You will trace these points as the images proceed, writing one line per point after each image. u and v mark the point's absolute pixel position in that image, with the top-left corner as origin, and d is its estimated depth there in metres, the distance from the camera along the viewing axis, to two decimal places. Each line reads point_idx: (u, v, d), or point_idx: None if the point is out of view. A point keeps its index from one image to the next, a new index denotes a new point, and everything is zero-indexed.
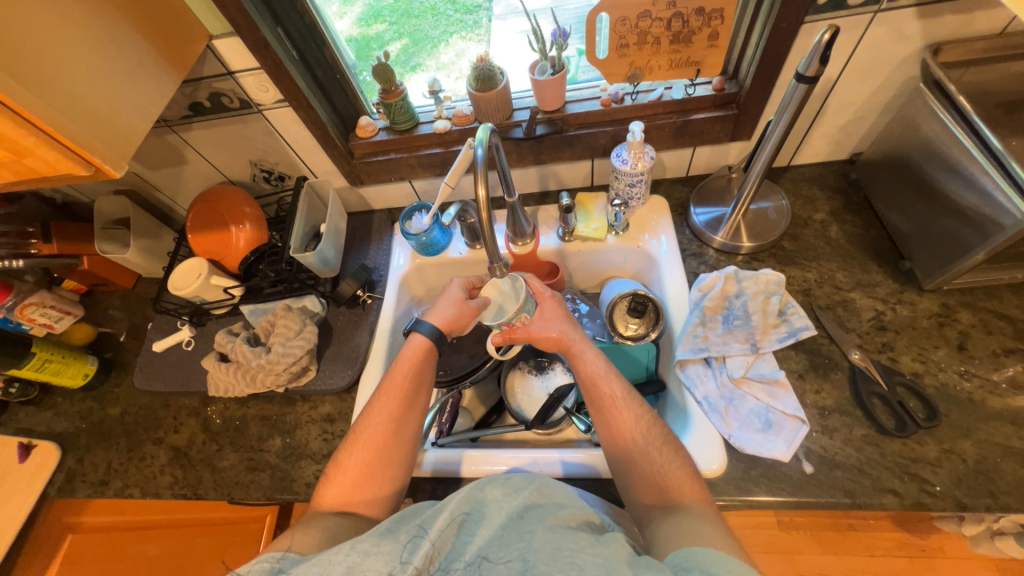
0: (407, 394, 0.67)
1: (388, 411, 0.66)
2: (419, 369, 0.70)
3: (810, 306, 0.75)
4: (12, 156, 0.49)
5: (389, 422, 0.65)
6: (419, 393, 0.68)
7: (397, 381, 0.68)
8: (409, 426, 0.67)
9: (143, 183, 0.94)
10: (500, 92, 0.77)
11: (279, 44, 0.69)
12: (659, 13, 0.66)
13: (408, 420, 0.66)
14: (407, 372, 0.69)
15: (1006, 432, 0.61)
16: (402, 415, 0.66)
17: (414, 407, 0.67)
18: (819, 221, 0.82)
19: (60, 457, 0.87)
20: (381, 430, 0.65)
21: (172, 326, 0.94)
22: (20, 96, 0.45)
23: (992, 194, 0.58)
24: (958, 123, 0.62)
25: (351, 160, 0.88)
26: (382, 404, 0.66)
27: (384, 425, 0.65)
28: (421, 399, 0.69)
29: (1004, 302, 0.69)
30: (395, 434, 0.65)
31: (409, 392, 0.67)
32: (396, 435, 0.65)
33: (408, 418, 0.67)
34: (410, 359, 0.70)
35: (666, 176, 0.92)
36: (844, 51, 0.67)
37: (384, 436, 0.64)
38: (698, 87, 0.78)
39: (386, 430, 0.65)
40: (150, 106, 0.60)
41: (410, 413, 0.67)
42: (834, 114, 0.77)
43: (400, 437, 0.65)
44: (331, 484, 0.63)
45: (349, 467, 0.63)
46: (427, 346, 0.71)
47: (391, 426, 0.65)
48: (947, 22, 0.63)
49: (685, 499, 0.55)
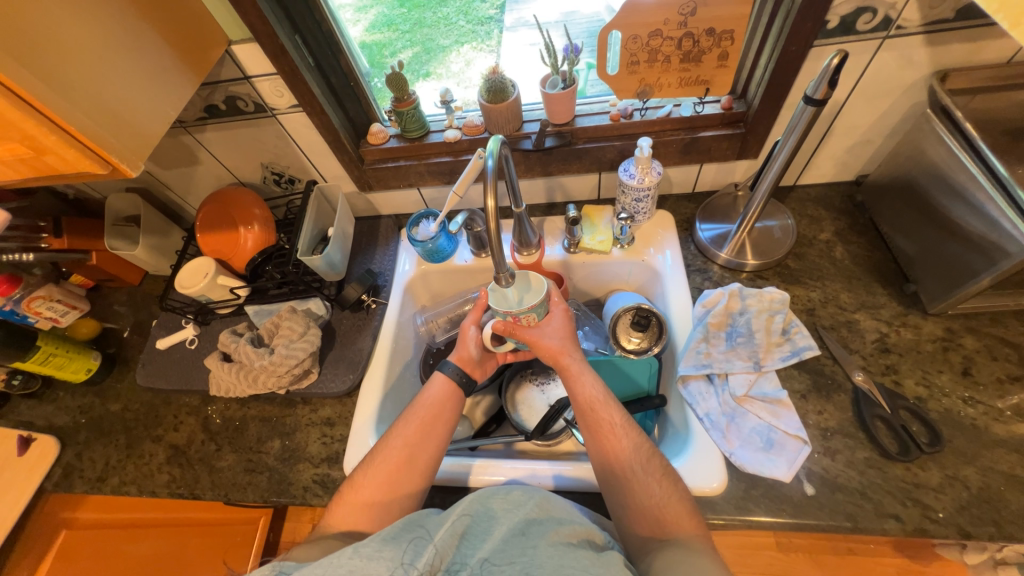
0: (429, 426, 0.67)
1: (407, 438, 0.66)
2: (443, 404, 0.70)
3: (814, 325, 0.75)
4: (32, 153, 0.50)
5: (405, 448, 0.65)
6: (440, 426, 0.68)
7: (422, 412, 0.69)
8: (427, 457, 0.66)
9: (156, 181, 0.95)
10: (511, 104, 0.78)
11: (296, 50, 0.71)
12: (670, 32, 0.67)
13: (425, 448, 0.66)
14: (432, 404, 0.69)
15: (1010, 460, 0.60)
16: (420, 444, 0.66)
17: (433, 438, 0.67)
18: (824, 241, 0.83)
19: (59, 452, 0.87)
20: (397, 456, 0.64)
21: (177, 324, 0.94)
22: (42, 94, 0.46)
23: (998, 221, 0.58)
24: (964, 149, 0.62)
25: (361, 166, 0.89)
26: (402, 431, 0.67)
27: (400, 451, 0.65)
28: (442, 434, 0.68)
29: (1010, 328, 0.69)
30: (411, 463, 0.64)
31: (431, 423, 0.68)
32: (412, 464, 0.64)
33: (427, 449, 0.66)
34: (433, 394, 0.71)
35: (673, 192, 0.93)
36: (853, 75, 0.68)
37: (399, 462, 0.64)
38: (707, 106, 0.79)
39: (402, 455, 0.65)
40: (168, 107, 0.61)
41: (429, 443, 0.66)
42: (841, 136, 0.78)
43: (416, 465, 0.64)
44: (341, 504, 0.63)
45: (361, 488, 0.63)
46: (449, 385, 0.72)
47: (408, 453, 0.65)
48: (955, 50, 0.64)
49: (681, 531, 0.55)
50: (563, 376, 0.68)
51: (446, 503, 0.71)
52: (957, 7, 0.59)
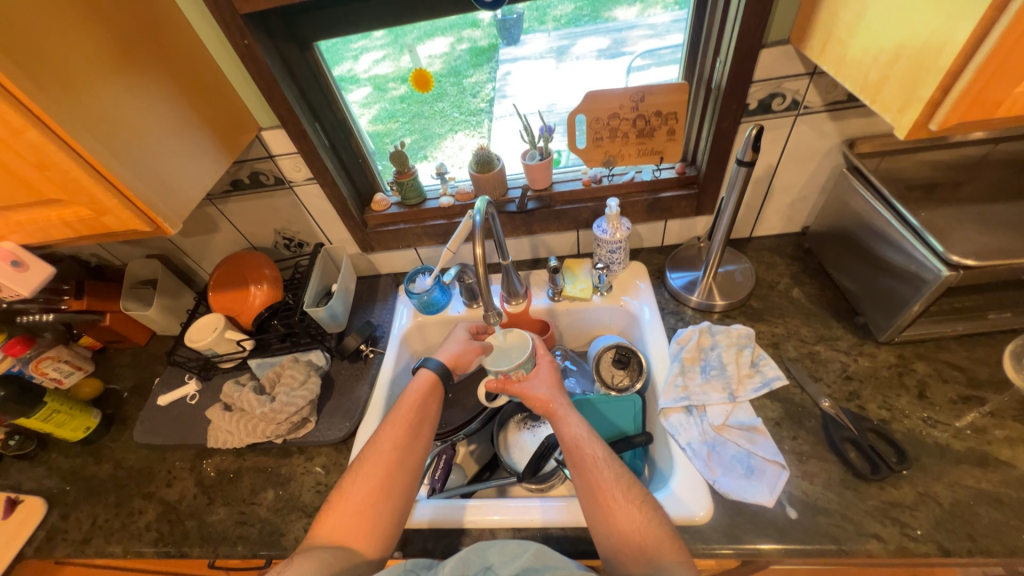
0: (411, 428, 0.70)
1: (392, 441, 0.68)
2: (425, 403, 0.74)
3: (781, 358, 0.81)
4: (93, 214, 0.59)
5: (393, 452, 0.67)
6: (422, 427, 0.71)
7: (403, 412, 0.72)
8: (411, 459, 0.68)
9: (175, 248, 1.05)
10: (497, 173, 0.91)
11: (315, 134, 0.84)
12: (626, 115, 0.81)
13: (411, 451, 0.69)
14: (413, 404, 0.73)
15: (974, 475, 0.64)
16: (407, 447, 0.69)
17: (418, 440, 0.70)
18: (782, 284, 0.92)
19: (45, 513, 0.86)
20: (385, 460, 0.66)
21: (180, 380, 0.98)
22: (113, 167, 0.56)
23: (914, 255, 0.68)
24: (877, 199, 0.74)
25: (365, 230, 0.99)
26: (389, 433, 0.69)
27: (388, 454, 0.67)
28: (423, 434, 0.71)
29: (954, 353, 0.76)
30: (397, 465, 0.67)
31: (415, 424, 0.71)
32: (397, 467, 0.67)
33: (411, 450, 0.69)
34: (415, 391, 0.74)
35: (644, 246, 1.04)
36: (779, 144, 0.82)
37: (387, 466, 0.66)
38: (664, 171, 0.93)
39: (389, 459, 0.67)
40: (206, 180, 0.72)
41: (413, 444, 0.69)
42: (780, 194, 0.91)
43: (402, 468, 0.67)
44: (331, 513, 0.63)
45: (350, 495, 0.64)
46: (433, 382, 0.76)
47: (394, 455, 0.67)
48: (856, 123, 0.79)
49: (663, 559, 0.56)
50: (552, 421, 0.72)
51: (440, 548, 0.70)
52: (848, 92, 0.75)
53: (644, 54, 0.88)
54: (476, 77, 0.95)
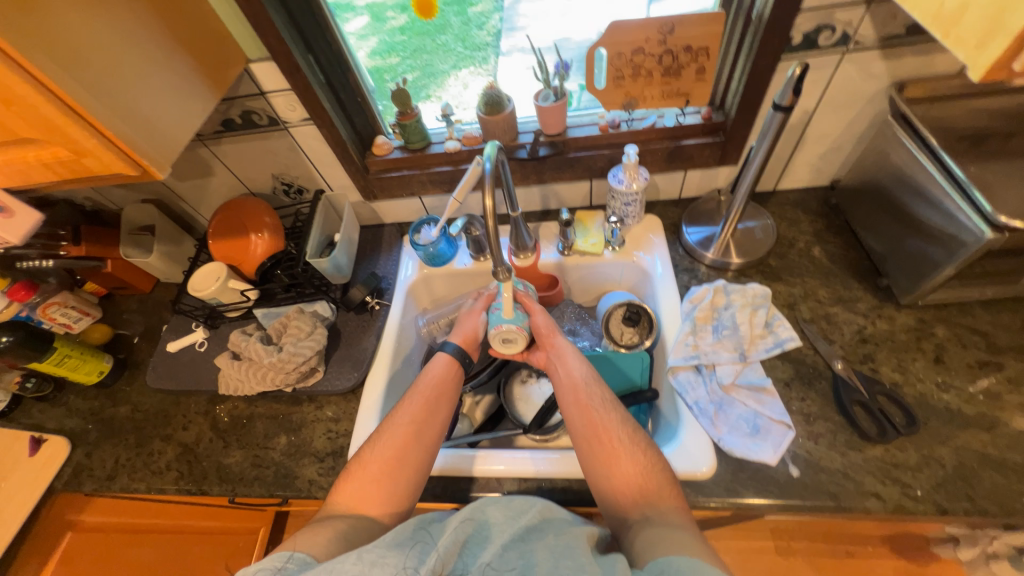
0: (432, 401, 0.70)
1: (412, 413, 0.68)
2: (445, 384, 0.73)
3: (796, 319, 0.79)
4: (73, 156, 0.55)
5: (412, 424, 0.67)
6: (442, 403, 0.71)
7: (423, 390, 0.71)
8: (431, 431, 0.68)
9: (170, 192, 1.01)
10: (507, 115, 0.84)
11: (309, 68, 0.77)
12: (652, 50, 0.73)
13: (431, 425, 0.68)
14: (433, 381, 0.73)
15: (982, 440, 0.64)
16: (426, 420, 0.68)
17: (438, 417, 0.70)
18: (803, 242, 0.88)
19: (70, 452, 0.89)
20: (403, 432, 0.66)
21: (187, 327, 0.98)
22: (84, 99, 0.51)
23: (955, 215, 0.63)
24: (922, 151, 0.68)
25: (367, 176, 0.94)
26: (408, 407, 0.69)
27: (406, 427, 0.67)
28: (443, 410, 0.70)
29: (977, 318, 0.73)
30: (417, 436, 0.66)
31: (434, 401, 0.70)
32: (416, 438, 0.66)
33: (431, 422, 0.68)
34: (435, 372, 0.74)
35: (660, 198, 0.99)
36: (819, 86, 0.74)
37: (406, 437, 0.66)
38: (688, 116, 0.86)
39: (408, 431, 0.66)
40: (195, 120, 0.67)
41: (433, 418, 0.69)
42: (812, 144, 0.84)
43: (423, 441, 0.66)
44: (349, 482, 0.63)
45: (368, 465, 0.64)
46: (451, 363, 0.75)
47: (413, 427, 0.67)
48: (909, 62, 0.71)
49: (662, 502, 0.58)
50: (556, 361, 0.74)
51: (448, 493, 0.73)
52: (907, 25, 0.66)
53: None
54: (482, 6, 0.90)
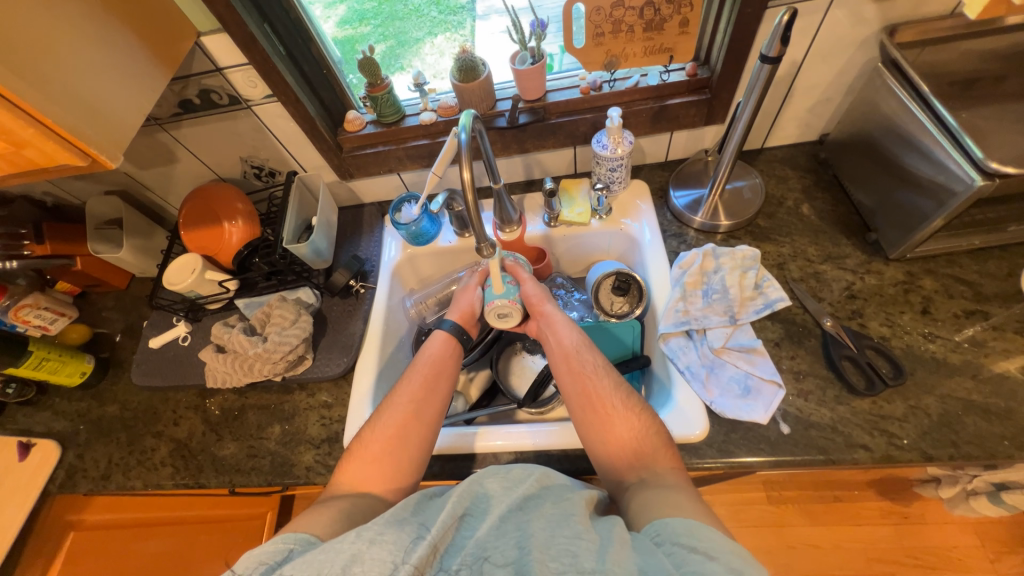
0: (431, 381, 0.69)
1: (411, 394, 0.68)
2: (444, 363, 0.72)
3: (785, 279, 0.79)
4: (11, 147, 0.51)
5: (411, 404, 0.67)
6: (441, 382, 0.70)
7: (421, 370, 0.71)
8: (431, 410, 0.67)
9: (134, 182, 0.95)
10: (483, 82, 0.80)
11: (266, 39, 0.71)
12: (632, 2, 0.69)
13: (431, 402, 0.68)
14: (432, 361, 0.72)
15: (966, 387, 0.65)
16: (426, 400, 0.68)
17: (438, 395, 0.69)
18: (792, 200, 0.86)
19: (61, 455, 0.88)
20: (402, 411, 0.66)
21: (168, 322, 0.95)
22: (16, 86, 0.46)
23: (945, 164, 0.62)
24: (912, 98, 0.66)
25: (340, 154, 0.90)
26: (407, 388, 0.68)
27: (406, 406, 0.66)
28: (443, 389, 0.70)
29: (964, 268, 0.73)
30: (417, 417, 0.66)
31: (433, 379, 0.70)
32: (416, 418, 0.66)
33: (431, 401, 0.68)
34: (433, 351, 0.73)
35: (646, 162, 0.96)
36: (808, 34, 0.71)
37: (405, 415, 0.65)
38: (673, 74, 0.82)
39: (409, 409, 0.66)
40: (143, 101, 0.62)
41: (433, 397, 0.68)
42: (801, 97, 0.81)
43: (425, 419, 0.66)
44: (351, 463, 0.63)
45: (369, 444, 0.64)
46: (449, 340, 0.74)
47: (413, 407, 0.66)
48: (900, 4, 0.68)
49: (658, 463, 0.59)
50: (546, 328, 0.73)
51: (446, 471, 0.74)
52: None
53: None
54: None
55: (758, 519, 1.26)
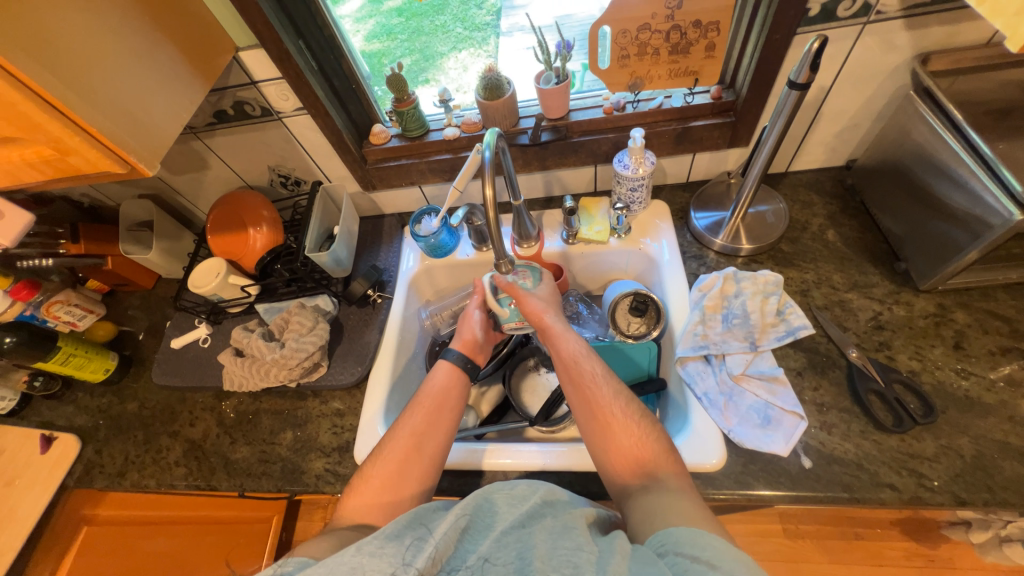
0: (434, 412, 0.69)
1: (413, 425, 0.67)
2: (448, 394, 0.72)
3: (808, 306, 0.77)
4: (57, 154, 0.53)
5: (413, 435, 0.66)
6: (445, 414, 0.70)
7: (425, 402, 0.70)
8: (434, 442, 0.67)
9: (167, 187, 0.99)
10: (507, 100, 0.81)
11: (300, 55, 0.74)
12: (658, 26, 0.69)
13: (433, 435, 0.67)
14: (436, 392, 0.72)
15: (1003, 429, 0.62)
16: (428, 431, 0.67)
17: (441, 427, 0.68)
18: (817, 225, 0.85)
19: (81, 449, 0.90)
20: (405, 443, 0.66)
21: (190, 324, 0.97)
22: (63, 95, 0.49)
23: (981, 195, 0.60)
24: (946, 127, 0.64)
25: (364, 166, 0.92)
26: (410, 419, 0.68)
27: (409, 438, 0.66)
28: (446, 421, 0.69)
29: (1000, 302, 0.70)
30: (418, 449, 0.65)
31: (437, 411, 0.69)
32: (418, 450, 0.65)
33: (434, 433, 0.67)
34: (438, 383, 0.73)
35: (667, 182, 0.95)
36: (837, 60, 0.71)
37: (408, 447, 0.65)
38: (697, 96, 0.82)
39: (412, 442, 0.66)
40: (181, 111, 0.64)
41: (436, 428, 0.68)
42: (828, 122, 0.80)
43: (426, 452, 0.66)
44: (352, 496, 0.63)
45: (371, 476, 0.63)
46: (453, 371, 0.74)
47: (415, 439, 0.66)
48: (934, 32, 0.66)
49: (662, 471, 0.57)
50: (548, 337, 0.72)
51: (454, 487, 0.73)
52: None
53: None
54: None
55: (774, 554, 1.21)
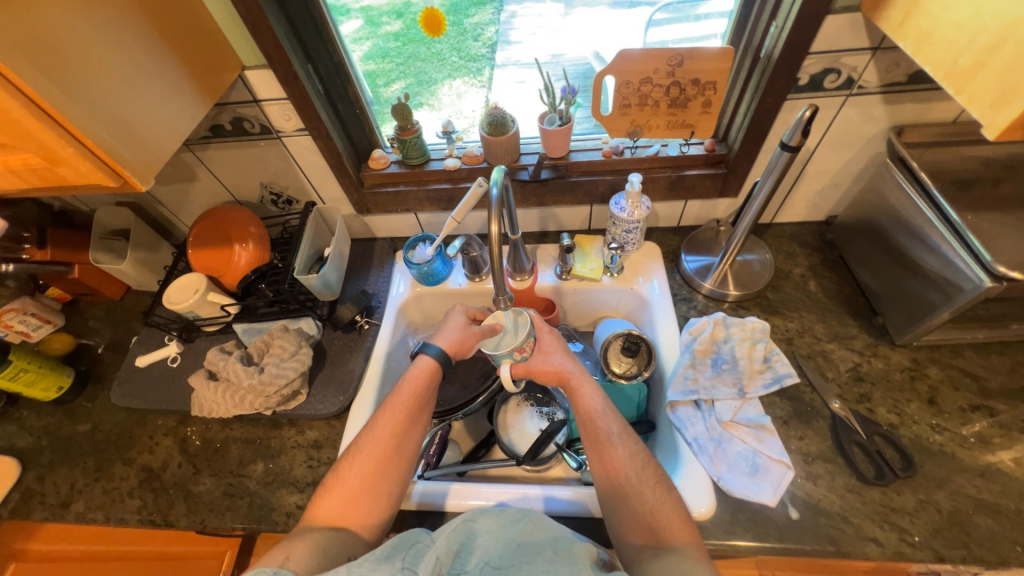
0: (410, 413, 0.66)
1: (390, 429, 0.65)
2: (423, 391, 0.69)
3: (793, 354, 0.79)
4: (45, 163, 0.51)
5: (391, 438, 0.64)
6: (420, 414, 0.68)
7: (400, 400, 0.67)
8: (408, 444, 0.65)
9: (149, 196, 0.95)
10: (511, 137, 0.83)
11: (308, 77, 0.74)
12: (660, 80, 0.73)
13: (409, 436, 0.65)
14: (412, 392, 0.68)
15: (976, 485, 0.64)
16: (405, 433, 0.65)
17: (415, 427, 0.67)
18: (799, 275, 0.88)
19: (20, 475, 0.82)
20: (382, 446, 0.64)
21: (159, 341, 0.92)
22: (61, 103, 0.47)
23: (952, 260, 0.64)
24: (919, 194, 0.69)
25: (361, 189, 0.91)
26: (386, 420, 0.66)
27: (386, 441, 0.64)
28: (421, 421, 0.68)
29: (968, 360, 0.74)
30: (394, 454, 0.64)
31: (413, 411, 0.67)
32: (394, 454, 0.64)
33: (408, 434, 0.66)
34: (412, 378, 0.69)
35: (659, 225, 0.98)
36: (822, 126, 0.76)
37: (384, 452, 0.63)
38: (692, 147, 0.86)
39: (388, 446, 0.64)
40: (180, 126, 0.62)
41: (410, 430, 0.66)
42: (811, 179, 0.85)
43: (401, 455, 0.64)
44: (327, 498, 0.61)
45: (346, 480, 0.62)
46: (433, 368, 0.70)
47: (392, 443, 0.64)
48: (909, 108, 0.72)
49: (674, 539, 0.56)
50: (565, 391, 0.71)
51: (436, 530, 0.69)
52: (909, 73, 0.68)
53: (679, 41, 0.79)
54: (478, 17, 0.89)
55: None
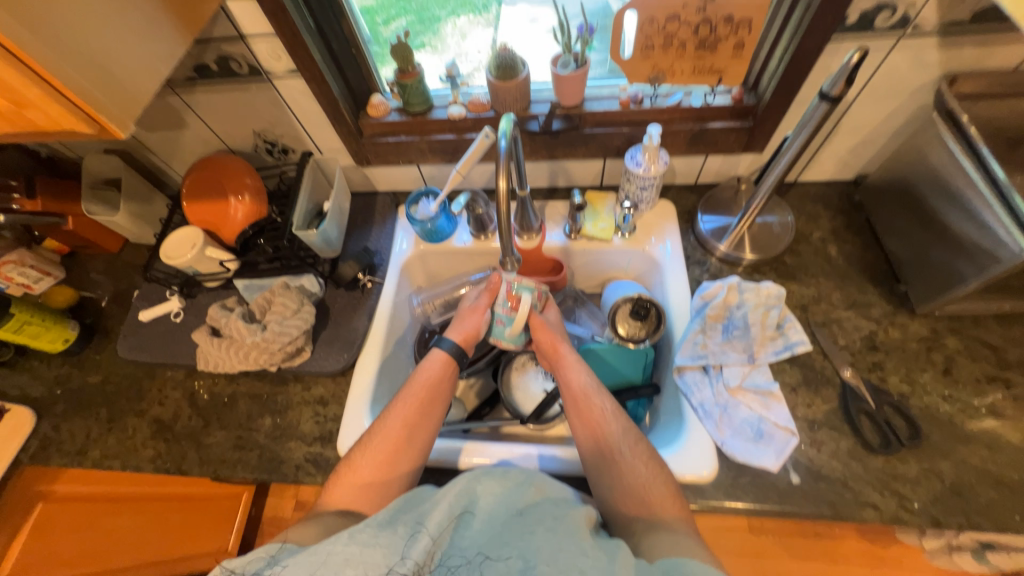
0: (424, 406, 0.66)
1: (403, 421, 0.65)
2: (438, 385, 0.69)
3: (807, 321, 0.77)
4: (12, 105, 0.47)
5: (404, 429, 0.64)
6: (435, 407, 0.67)
7: (415, 394, 0.67)
8: (422, 437, 0.65)
9: (137, 143, 0.90)
10: (520, 83, 0.76)
11: (296, 10, 0.67)
12: (688, 17, 0.65)
13: (423, 428, 0.65)
14: (425, 384, 0.68)
15: (981, 455, 0.64)
16: (419, 425, 0.65)
17: (430, 420, 0.66)
18: (819, 238, 0.84)
19: (35, 424, 0.84)
20: (394, 436, 0.63)
21: (160, 296, 0.91)
22: (27, 44, 0.43)
23: (992, 227, 0.60)
24: (965, 153, 0.63)
25: (359, 139, 0.86)
26: (399, 411, 0.65)
27: (399, 431, 0.64)
28: (437, 416, 0.67)
29: (990, 331, 0.72)
30: (408, 445, 0.64)
31: (427, 404, 0.67)
32: (408, 447, 0.63)
33: (422, 428, 0.65)
34: (427, 372, 0.69)
35: (676, 182, 0.93)
36: (865, 73, 0.68)
37: (396, 441, 0.63)
38: (718, 96, 0.79)
39: (401, 436, 0.64)
40: (158, 66, 0.57)
41: (424, 422, 0.66)
42: (845, 135, 0.79)
43: (414, 448, 0.64)
44: (339, 485, 0.61)
45: (358, 469, 0.62)
46: (447, 361, 0.71)
47: (404, 434, 0.64)
48: (966, 53, 0.65)
49: (664, 513, 0.56)
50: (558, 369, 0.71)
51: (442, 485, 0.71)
52: (974, 11, 0.60)
53: None
54: None
55: None
